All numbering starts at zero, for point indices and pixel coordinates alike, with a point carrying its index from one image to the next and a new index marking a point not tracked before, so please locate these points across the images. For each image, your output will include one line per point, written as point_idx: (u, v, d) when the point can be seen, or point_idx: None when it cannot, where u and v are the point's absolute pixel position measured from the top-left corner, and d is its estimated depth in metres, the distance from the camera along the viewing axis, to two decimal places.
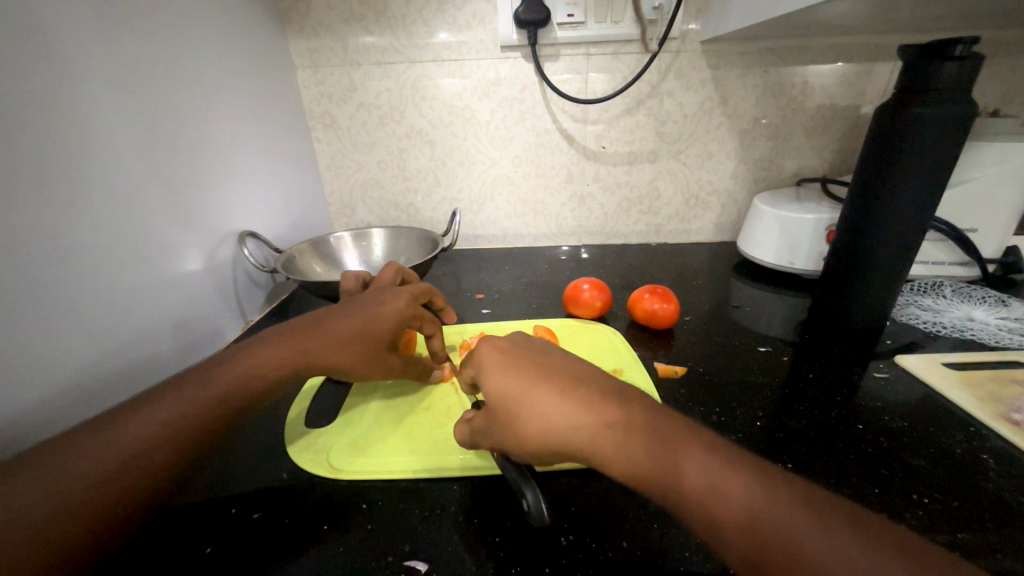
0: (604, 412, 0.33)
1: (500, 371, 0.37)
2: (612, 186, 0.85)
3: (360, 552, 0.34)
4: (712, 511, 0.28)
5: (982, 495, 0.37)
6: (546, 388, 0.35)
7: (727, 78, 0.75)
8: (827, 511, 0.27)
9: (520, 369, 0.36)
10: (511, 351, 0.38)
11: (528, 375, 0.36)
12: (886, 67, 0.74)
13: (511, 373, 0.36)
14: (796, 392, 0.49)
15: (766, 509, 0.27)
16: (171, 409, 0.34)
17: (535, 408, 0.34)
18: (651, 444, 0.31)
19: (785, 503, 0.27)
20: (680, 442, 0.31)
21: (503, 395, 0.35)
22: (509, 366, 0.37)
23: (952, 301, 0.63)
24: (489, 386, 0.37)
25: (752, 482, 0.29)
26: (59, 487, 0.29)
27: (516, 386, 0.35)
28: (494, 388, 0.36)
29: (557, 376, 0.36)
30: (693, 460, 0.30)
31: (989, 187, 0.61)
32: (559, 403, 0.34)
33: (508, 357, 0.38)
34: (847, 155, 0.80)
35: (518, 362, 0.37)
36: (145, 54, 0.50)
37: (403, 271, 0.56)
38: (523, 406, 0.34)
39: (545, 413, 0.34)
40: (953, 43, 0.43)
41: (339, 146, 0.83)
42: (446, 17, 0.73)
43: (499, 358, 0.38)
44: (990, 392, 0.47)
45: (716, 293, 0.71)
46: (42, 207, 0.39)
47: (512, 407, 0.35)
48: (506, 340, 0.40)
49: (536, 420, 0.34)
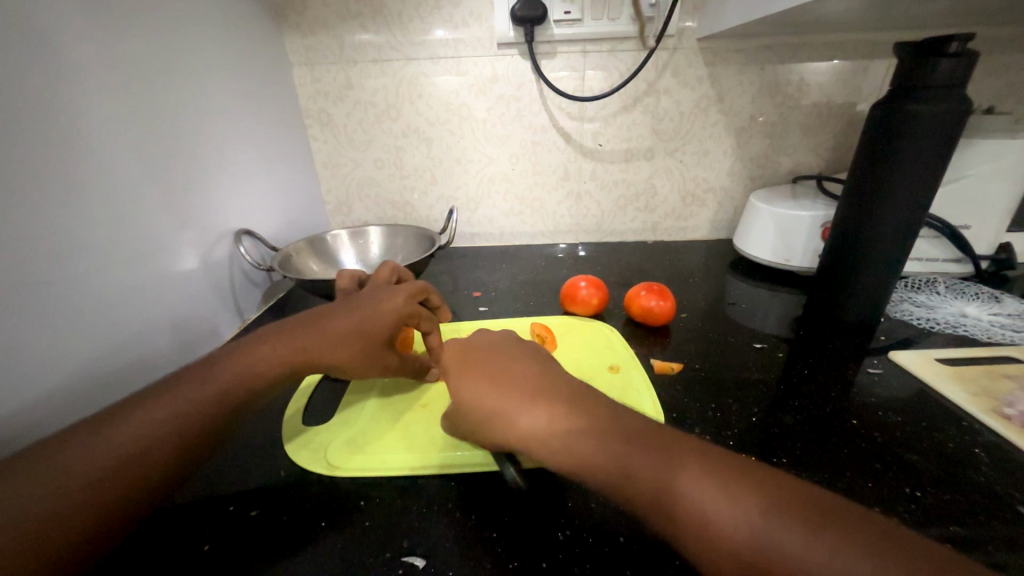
0: (566, 418, 0.35)
1: (471, 382, 0.41)
2: (608, 183, 0.85)
3: (358, 548, 0.34)
4: (670, 511, 0.28)
5: (975, 489, 0.37)
6: (510, 396, 0.38)
7: (724, 75, 0.75)
8: (808, 515, 0.26)
9: (489, 380, 0.40)
10: (483, 363, 0.42)
11: (495, 386, 0.39)
12: (881, 64, 0.74)
13: (480, 384, 0.40)
14: (792, 388, 0.49)
15: (728, 508, 0.27)
16: (169, 408, 0.34)
17: (502, 415, 0.37)
18: (613, 446, 0.32)
19: (773, 512, 0.26)
20: (646, 444, 0.31)
21: (494, 412, 0.38)
22: (479, 377, 0.40)
23: (946, 298, 0.63)
24: (462, 396, 0.40)
25: (717, 482, 0.28)
26: (57, 485, 0.29)
27: (503, 404, 0.38)
28: (466, 397, 0.40)
29: (522, 385, 0.38)
30: (654, 461, 0.30)
31: (983, 184, 0.61)
32: (522, 410, 0.36)
33: (481, 369, 0.41)
34: (843, 153, 0.81)
35: (502, 380, 0.39)
36: (141, 51, 0.50)
37: (399, 270, 0.56)
38: (492, 413, 0.38)
39: (510, 419, 0.37)
40: (947, 41, 0.44)
41: (335, 144, 0.83)
42: (443, 14, 0.73)
43: (471, 371, 0.42)
44: (982, 388, 0.47)
45: (712, 290, 0.72)
46: (38, 205, 0.39)
47: (483, 415, 0.38)
48: (482, 350, 0.44)
49: (504, 427, 0.37)
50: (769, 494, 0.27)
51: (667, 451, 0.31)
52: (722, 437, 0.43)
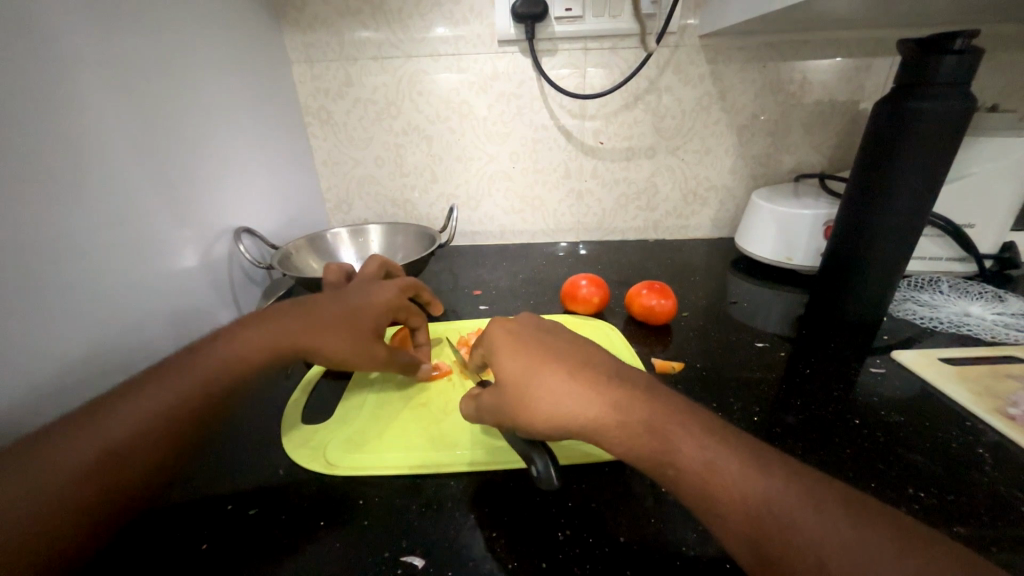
0: (612, 398, 0.33)
1: (510, 354, 0.37)
2: (609, 182, 0.85)
3: (358, 548, 0.34)
4: (710, 494, 0.28)
5: (979, 490, 0.37)
6: (557, 370, 0.35)
7: (726, 72, 0.75)
8: (824, 500, 0.27)
9: (532, 353, 0.37)
10: (523, 335, 0.39)
11: (539, 358, 0.36)
12: (885, 62, 0.74)
13: (516, 350, 0.37)
14: (794, 387, 0.49)
15: (770, 493, 0.27)
16: (158, 397, 0.34)
17: (546, 389, 0.34)
18: (661, 427, 0.31)
19: (789, 494, 0.27)
20: (691, 427, 0.31)
21: (513, 375, 0.36)
22: (521, 349, 0.37)
23: (949, 297, 0.63)
24: (500, 369, 0.37)
25: (758, 467, 0.29)
26: (49, 478, 0.29)
27: (524, 366, 0.36)
28: (504, 369, 0.37)
29: (565, 360, 0.36)
30: (680, 438, 0.31)
31: (986, 182, 0.61)
32: (573, 385, 0.34)
33: (519, 341, 0.38)
34: (845, 151, 0.80)
35: (526, 345, 0.38)
36: (140, 47, 0.50)
37: (388, 264, 0.56)
38: (532, 388, 0.35)
39: (556, 394, 0.34)
40: (951, 37, 0.43)
41: (335, 142, 0.83)
42: (443, 12, 0.72)
43: (509, 343, 0.38)
44: (986, 387, 0.47)
45: (713, 289, 0.71)
46: (38, 202, 0.39)
47: (522, 388, 0.35)
48: (515, 323, 0.41)
49: (548, 402, 0.34)
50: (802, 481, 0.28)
51: (708, 438, 0.30)
52: None
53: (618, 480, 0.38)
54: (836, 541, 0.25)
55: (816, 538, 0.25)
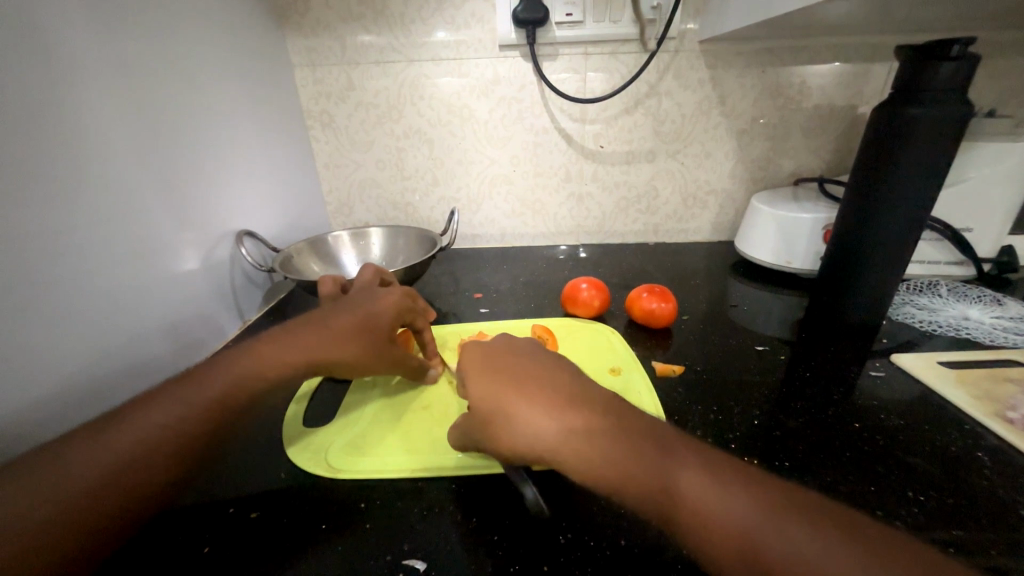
0: (585, 423, 0.33)
1: (482, 383, 0.38)
2: (609, 185, 0.85)
3: (360, 550, 0.34)
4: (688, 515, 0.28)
5: (978, 493, 0.37)
6: (523, 392, 0.36)
7: (725, 77, 0.75)
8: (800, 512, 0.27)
9: (502, 378, 0.38)
10: (496, 362, 0.40)
11: (510, 385, 0.37)
12: (883, 67, 0.74)
13: (492, 383, 0.38)
14: (793, 390, 0.49)
15: (749, 517, 0.27)
16: (168, 410, 0.34)
17: (517, 413, 0.35)
18: (638, 457, 0.31)
19: (764, 510, 0.27)
20: (669, 452, 0.31)
21: (490, 406, 0.36)
22: (492, 375, 0.38)
23: (948, 300, 0.63)
24: (474, 397, 0.38)
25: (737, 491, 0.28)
26: (57, 488, 0.29)
27: (500, 396, 0.36)
28: (481, 400, 0.37)
29: (539, 387, 0.36)
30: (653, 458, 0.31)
31: (985, 187, 0.61)
32: (539, 406, 0.35)
33: (493, 369, 0.39)
34: (844, 156, 0.81)
35: (500, 372, 0.38)
36: (143, 51, 0.50)
37: (382, 273, 0.56)
38: (507, 414, 0.35)
39: (532, 422, 0.34)
40: (948, 44, 0.43)
41: (337, 145, 0.83)
42: (445, 17, 0.73)
43: (482, 370, 0.39)
44: (985, 391, 0.47)
45: (714, 292, 0.72)
46: (40, 207, 0.39)
47: (500, 418, 0.35)
48: (492, 350, 0.41)
49: (522, 427, 0.34)
50: (776, 499, 0.28)
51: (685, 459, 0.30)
52: (723, 441, 0.43)
53: None
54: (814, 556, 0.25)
55: (794, 556, 0.25)
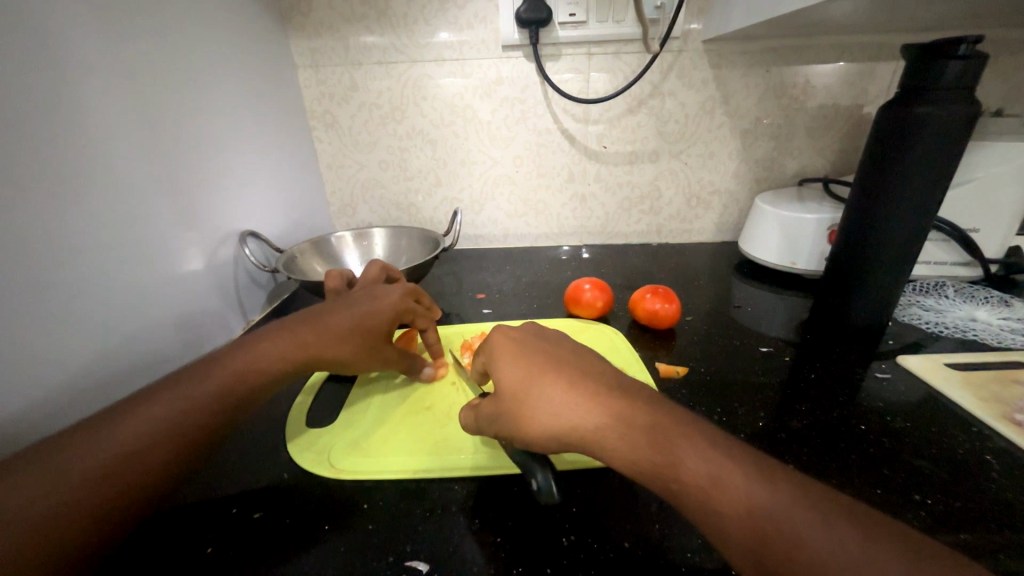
0: (608, 407, 0.33)
1: (510, 364, 0.37)
2: (612, 185, 0.85)
3: (363, 551, 0.34)
4: (709, 500, 0.28)
5: (986, 496, 0.37)
6: (547, 374, 0.36)
7: (729, 77, 0.75)
8: (824, 505, 0.27)
9: (532, 361, 0.37)
10: (524, 344, 0.39)
11: (539, 367, 0.36)
12: (889, 66, 0.74)
13: (517, 361, 0.37)
14: (799, 392, 0.49)
15: (773, 506, 0.27)
16: (172, 406, 0.34)
17: (545, 397, 0.35)
18: (666, 447, 0.31)
19: (788, 500, 0.27)
20: (692, 438, 0.31)
21: (511, 384, 0.36)
22: (520, 357, 0.38)
23: (954, 301, 0.63)
24: (501, 377, 0.37)
25: (763, 482, 0.28)
26: (60, 484, 0.29)
27: (523, 376, 0.36)
28: (503, 378, 0.37)
29: (564, 369, 0.36)
30: (676, 442, 0.31)
31: (992, 187, 0.61)
32: (562, 389, 0.35)
33: (519, 349, 0.38)
34: (848, 156, 0.80)
35: (526, 353, 0.38)
36: (147, 51, 0.50)
37: (389, 269, 0.56)
38: (535, 397, 0.35)
39: (553, 404, 0.34)
40: (956, 43, 0.43)
41: (340, 146, 0.83)
42: (448, 17, 0.73)
43: (507, 350, 0.39)
44: (992, 393, 0.47)
45: (717, 293, 0.71)
46: (43, 207, 0.39)
47: (520, 397, 0.35)
48: (519, 333, 0.41)
49: (542, 409, 0.34)
50: (801, 491, 0.28)
51: (711, 446, 0.30)
52: None
53: (622, 484, 0.38)
54: (835, 548, 0.25)
55: (815, 548, 0.25)
